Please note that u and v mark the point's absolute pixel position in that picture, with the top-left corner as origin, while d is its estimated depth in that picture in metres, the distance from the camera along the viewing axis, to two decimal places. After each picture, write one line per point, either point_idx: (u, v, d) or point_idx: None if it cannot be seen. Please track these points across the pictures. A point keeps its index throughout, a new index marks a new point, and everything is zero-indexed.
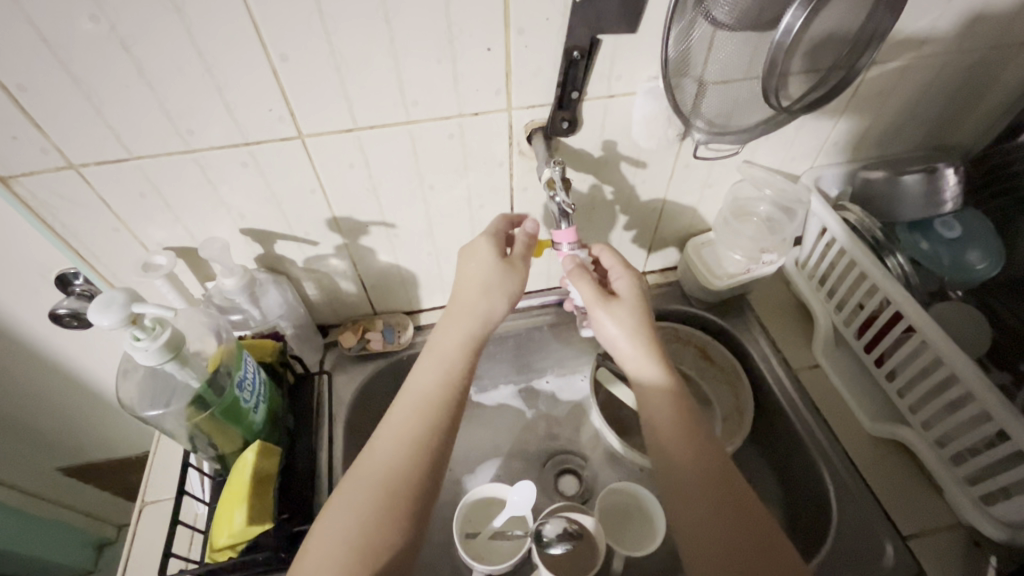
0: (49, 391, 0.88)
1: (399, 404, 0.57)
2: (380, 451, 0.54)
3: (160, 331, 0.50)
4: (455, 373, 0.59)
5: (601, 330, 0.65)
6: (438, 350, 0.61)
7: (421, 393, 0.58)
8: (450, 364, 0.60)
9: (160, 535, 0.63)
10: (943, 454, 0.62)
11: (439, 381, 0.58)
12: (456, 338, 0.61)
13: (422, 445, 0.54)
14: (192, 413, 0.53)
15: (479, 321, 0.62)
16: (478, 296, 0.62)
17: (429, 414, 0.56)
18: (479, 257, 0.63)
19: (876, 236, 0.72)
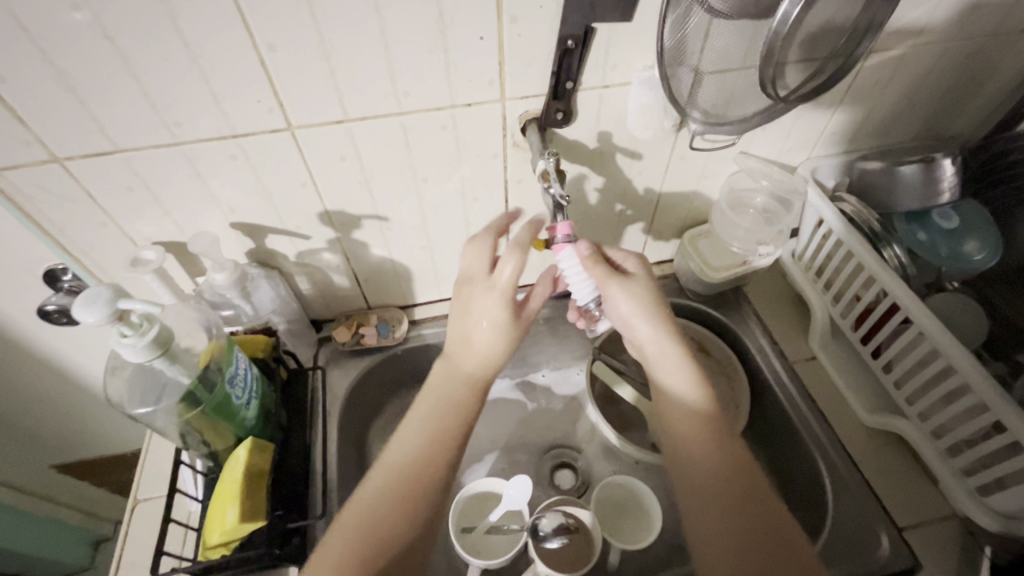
0: (40, 388, 0.87)
1: (405, 437, 0.58)
2: (380, 484, 0.54)
3: (148, 328, 0.49)
4: (456, 408, 0.60)
5: (616, 310, 0.64)
6: (437, 386, 0.61)
7: (429, 428, 0.58)
8: (452, 404, 0.60)
9: (153, 533, 0.62)
10: (939, 445, 0.62)
11: (444, 418, 0.59)
12: (457, 379, 0.61)
13: (423, 484, 0.55)
14: (183, 409, 0.53)
15: (483, 366, 0.62)
16: (489, 344, 0.61)
17: (435, 451, 0.57)
18: (489, 313, 0.61)
19: (874, 227, 0.71)
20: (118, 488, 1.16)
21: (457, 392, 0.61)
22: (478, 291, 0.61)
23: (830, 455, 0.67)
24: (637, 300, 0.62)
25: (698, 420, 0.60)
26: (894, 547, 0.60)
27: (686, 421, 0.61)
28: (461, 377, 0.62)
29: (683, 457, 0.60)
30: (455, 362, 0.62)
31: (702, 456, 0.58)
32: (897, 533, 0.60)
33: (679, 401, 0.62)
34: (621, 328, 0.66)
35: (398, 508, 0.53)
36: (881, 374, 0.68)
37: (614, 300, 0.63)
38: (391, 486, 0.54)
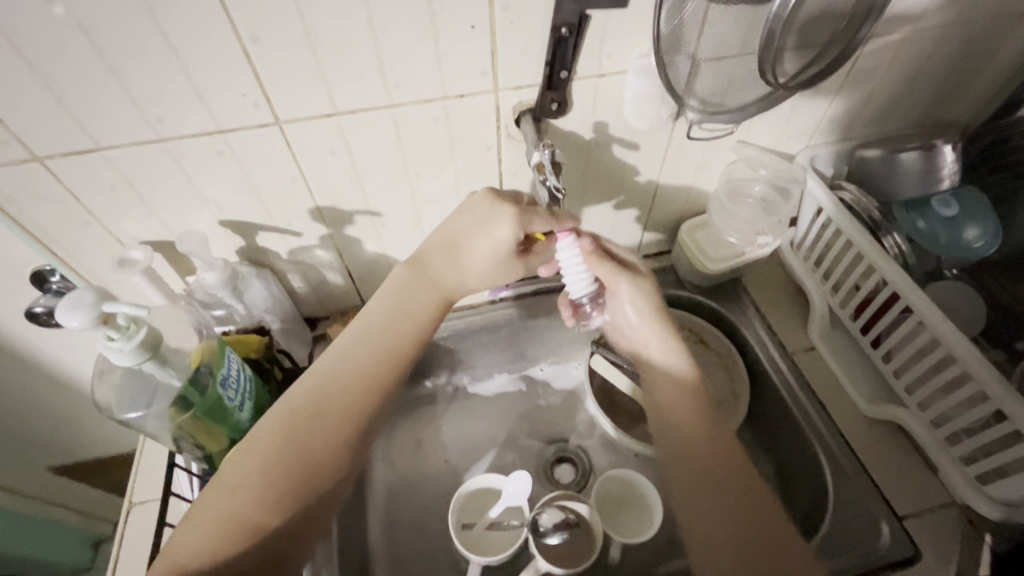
0: (33, 391, 0.86)
1: (351, 350, 0.59)
2: (321, 394, 0.56)
3: (135, 331, 0.48)
4: (416, 326, 0.62)
5: (619, 308, 0.67)
6: (392, 302, 0.61)
7: (373, 345, 0.60)
8: (414, 325, 0.62)
9: (150, 536, 0.62)
10: (939, 434, 0.61)
11: (388, 337, 0.60)
12: (427, 293, 0.63)
13: (359, 403, 0.57)
14: (175, 413, 0.52)
15: (457, 285, 0.63)
16: (478, 256, 0.61)
17: (377, 371, 0.59)
18: (498, 233, 0.59)
19: (874, 216, 0.70)
20: (118, 489, 1.16)
21: (424, 310, 0.62)
22: (495, 209, 0.59)
23: (824, 445, 0.67)
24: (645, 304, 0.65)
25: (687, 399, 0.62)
26: (895, 537, 0.59)
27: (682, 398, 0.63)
28: (435, 291, 0.63)
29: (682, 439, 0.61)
30: (425, 269, 0.62)
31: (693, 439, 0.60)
32: (898, 523, 0.60)
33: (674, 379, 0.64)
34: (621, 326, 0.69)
35: (334, 423, 0.55)
36: (880, 363, 0.68)
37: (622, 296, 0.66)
38: (330, 400, 0.56)
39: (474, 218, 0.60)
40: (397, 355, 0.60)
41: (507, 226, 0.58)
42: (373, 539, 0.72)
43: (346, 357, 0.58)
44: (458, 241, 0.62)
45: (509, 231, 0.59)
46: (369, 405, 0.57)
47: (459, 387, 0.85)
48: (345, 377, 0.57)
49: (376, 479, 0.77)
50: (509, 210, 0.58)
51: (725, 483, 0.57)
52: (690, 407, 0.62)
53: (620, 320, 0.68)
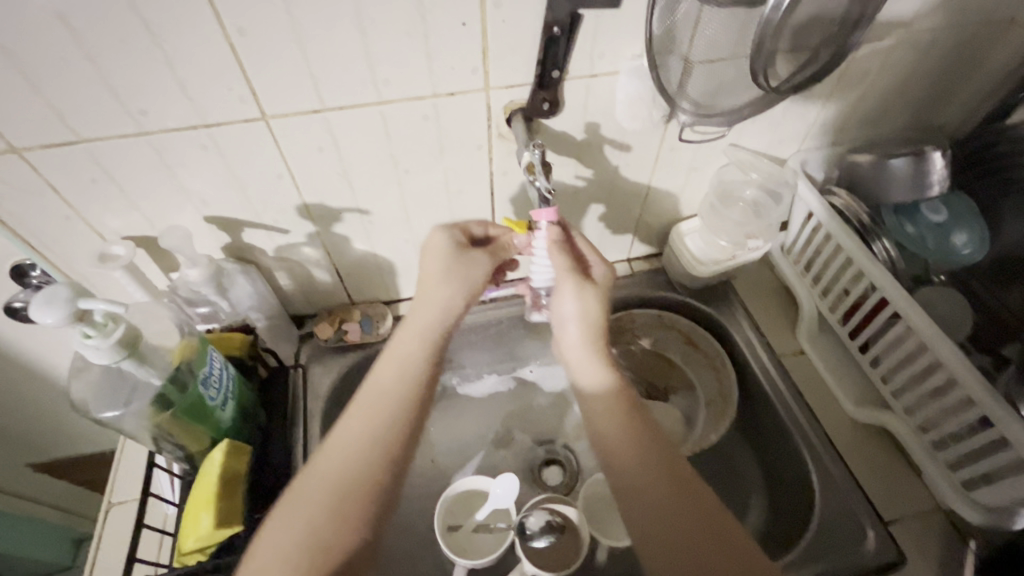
0: (11, 387, 0.84)
1: (360, 411, 0.51)
2: (332, 463, 0.49)
3: (113, 328, 0.46)
4: (412, 357, 0.55)
5: (558, 307, 0.62)
6: (390, 357, 0.56)
7: (384, 400, 0.52)
8: (407, 361, 0.55)
9: (128, 538, 0.60)
10: (925, 439, 0.62)
11: (398, 389, 0.53)
12: (414, 330, 0.57)
13: (379, 463, 0.49)
14: (155, 412, 0.50)
15: (440, 317, 0.58)
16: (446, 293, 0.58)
17: (389, 425, 0.51)
18: (471, 272, 0.60)
19: (863, 221, 0.69)
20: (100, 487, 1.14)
21: (413, 346, 0.56)
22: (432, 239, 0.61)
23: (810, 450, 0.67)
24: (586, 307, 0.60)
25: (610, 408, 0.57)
26: (880, 540, 0.60)
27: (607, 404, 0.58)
28: (418, 335, 0.57)
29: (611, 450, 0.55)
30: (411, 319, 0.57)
31: (625, 451, 0.54)
32: (884, 527, 0.61)
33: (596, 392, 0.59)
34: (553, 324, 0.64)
35: (349, 489, 0.47)
36: (868, 369, 0.68)
37: (562, 296, 0.61)
38: (340, 467, 0.48)
39: (442, 265, 0.59)
40: (409, 401, 0.53)
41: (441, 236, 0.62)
42: None
43: (356, 418, 0.51)
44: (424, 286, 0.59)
45: (446, 239, 0.61)
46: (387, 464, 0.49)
47: (448, 388, 0.84)
48: (357, 442, 0.50)
49: None
50: (484, 255, 0.61)
51: (657, 486, 0.51)
52: (617, 412, 0.57)
53: (556, 318, 0.63)
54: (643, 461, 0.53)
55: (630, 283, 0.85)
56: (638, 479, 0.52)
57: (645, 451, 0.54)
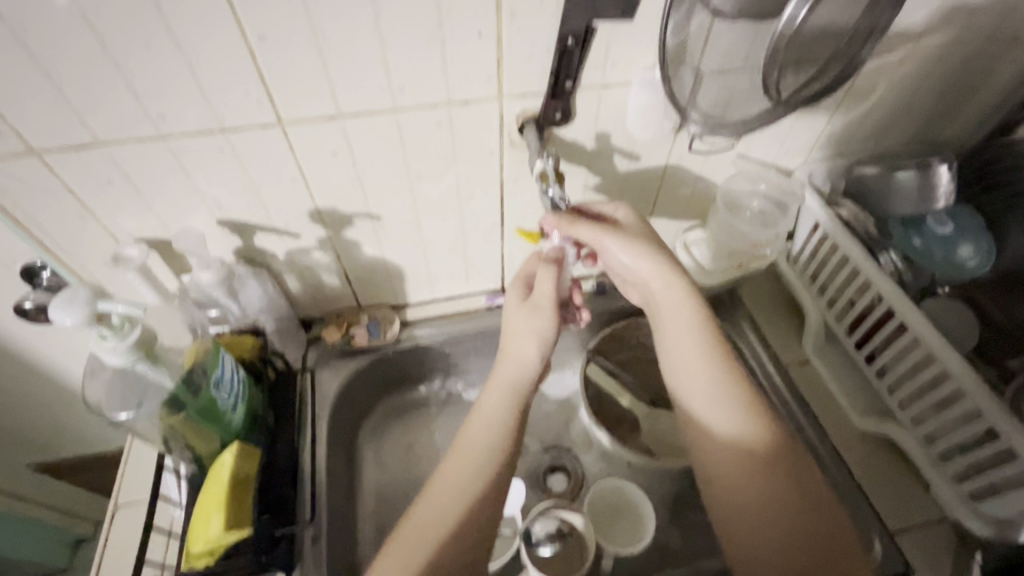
0: (16, 387, 0.84)
1: (452, 469, 0.55)
2: (430, 517, 0.52)
3: (129, 329, 0.47)
4: (503, 415, 0.58)
5: (612, 257, 0.63)
6: (477, 414, 0.59)
7: (475, 457, 0.56)
8: (498, 422, 0.58)
9: (135, 540, 0.60)
10: (931, 451, 0.62)
11: (488, 441, 0.56)
12: (503, 389, 0.60)
13: (471, 513, 0.53)
14: (166, 414, 0.50)
15: (524, 372, 0.61)
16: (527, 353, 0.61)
17: (481, 476, 0.55)
18: (541, 324, 0.62)
19: (870, 232, 0.70)
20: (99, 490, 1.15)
21: (503, 404, 0.59)
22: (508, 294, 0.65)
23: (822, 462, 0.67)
24: (632, 247, 0.61)
25: (741, 457, 0.53)
26: (886, 551, 0.60)
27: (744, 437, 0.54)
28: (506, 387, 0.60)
29: (723, 479, 0.54)
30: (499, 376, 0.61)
31: (759, 480, 0.52)
32: (890, 538, 0.61)
33: (735, 447, 0.54)
34: (619, 270, 0.66)
35: (444, 538, 0.51)
36: (875, 379, 0.68)
37: (611, 252, 0.62)
38: (436, 520, 0.52)
39: (514, 322, 0.63)
40: (498, 457, 0.56)
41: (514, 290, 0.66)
42: (363, 545, 0.72)
43: (449, 475, 0.55)
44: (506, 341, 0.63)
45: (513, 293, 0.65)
46: (480, 513, 0.53)
47: (453, 393, 0.86)
48: (453, 497, 0.54)
49: (366, 483, 0.77)
50: (546, 305, 0.62)
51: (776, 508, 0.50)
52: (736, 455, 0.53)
53: (614, 263, 0.64)
54: (767, 499, 0.51)
55: None
56: (773, 525, 0.50)
57: (790, 499, 0.51)
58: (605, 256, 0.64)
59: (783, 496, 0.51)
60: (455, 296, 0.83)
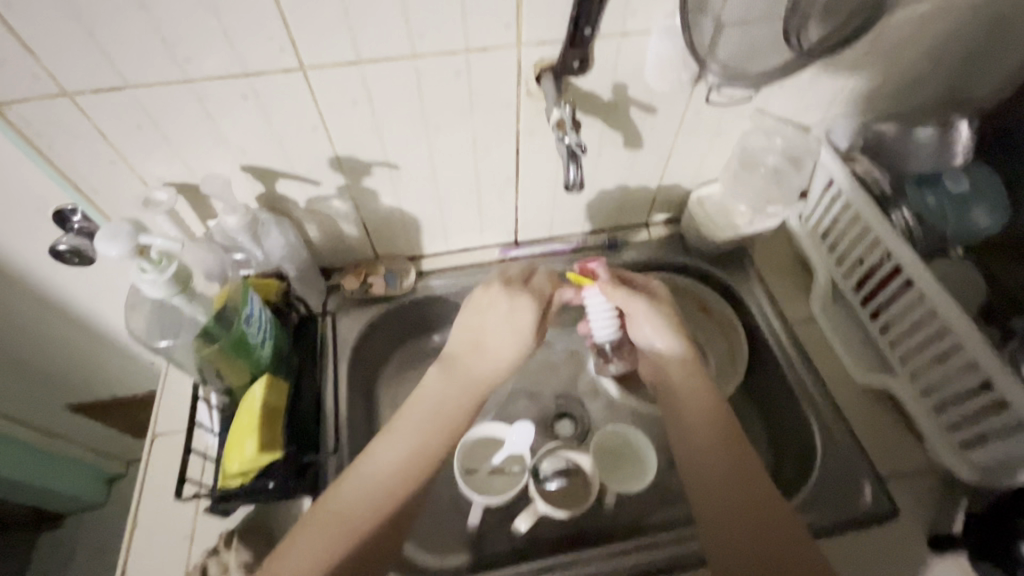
0: (47, 327, 0.90)
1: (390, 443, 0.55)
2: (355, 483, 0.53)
3: (167, 265, 0.49)
4: (442, 404, 0.58)
5: (639, 331, 0.66)
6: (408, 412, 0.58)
7: (411, 439, 0.56)
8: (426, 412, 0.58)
9: (173, 464, 0.66)
10: (926, 403, 0.64)
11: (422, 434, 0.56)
12: (448, 382, 0.60)
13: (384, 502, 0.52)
14: (202, 344, 0.54)
15: (488, 375, 0.61)
16: (503, 350, 0.62)
17: (404, 467, 0.54)
18: (503, 312, 0.64)
19: (883, 191, 0.70)
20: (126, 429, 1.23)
21: (441, 395, 0.59)
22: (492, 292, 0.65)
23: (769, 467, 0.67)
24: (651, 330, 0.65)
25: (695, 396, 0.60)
26: (875, 496, 0.63)
27: (699, 403, 0.60)
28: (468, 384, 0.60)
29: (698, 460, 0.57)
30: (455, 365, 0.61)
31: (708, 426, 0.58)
32: (879, 483, 0.64)
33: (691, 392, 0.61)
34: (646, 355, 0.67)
35: (362, 501, 0.52)
36: (878, 334, 0.70)
37: (639, 320, 0.66)
38: (357, 485, 0.52)
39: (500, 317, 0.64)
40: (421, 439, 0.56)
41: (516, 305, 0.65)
42: None
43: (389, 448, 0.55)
44: (481, 340, 0.63)
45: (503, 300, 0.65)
46: (400, 481, 0.53)
47: None
48: (381, 462, 0.54)
49: (383, 423, 0.81)
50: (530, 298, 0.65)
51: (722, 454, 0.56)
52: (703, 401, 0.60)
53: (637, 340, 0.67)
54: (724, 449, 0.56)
55: (646, 247, 0.87)
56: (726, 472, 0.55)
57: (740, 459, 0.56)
58: (634, 330, 0.67)
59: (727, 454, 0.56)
60: (469, 249, 0.85)
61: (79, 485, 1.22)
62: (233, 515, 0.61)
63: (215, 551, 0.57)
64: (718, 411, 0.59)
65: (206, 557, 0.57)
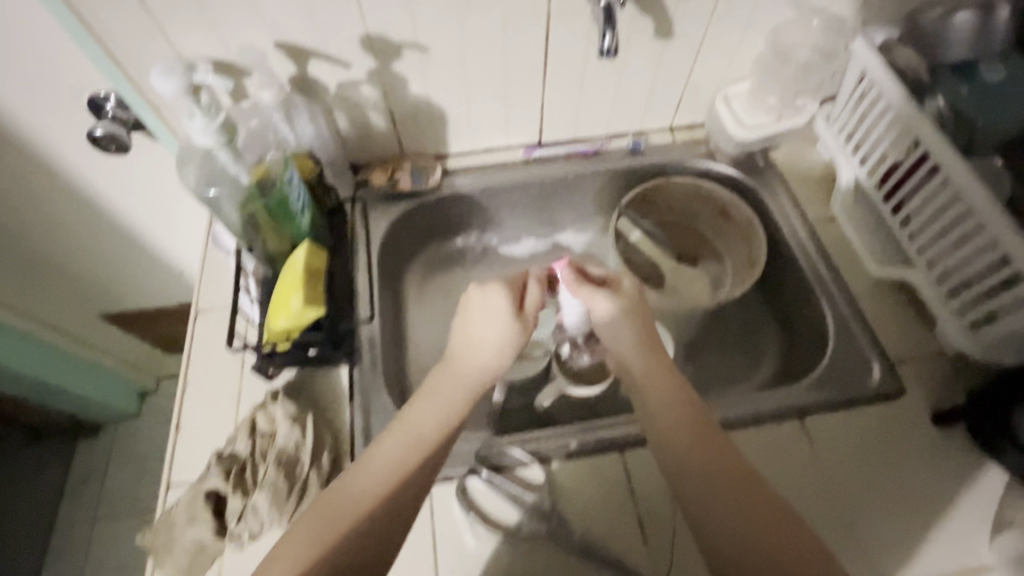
0: (84, 224, 0.93)
1: (378, 450, 0.52)
2: (344, 493, 0.49)
3: (218, 114, 0.52)
4: (434, 415, 0.54)
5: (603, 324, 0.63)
6: (420, 401, 0.55)
7: (417, 427, 0.53)
8: (419, 425, 0.53)
9: (217, 336, 0.70)
10: (941, 289, 0.66)
11: (427, 425, 0.54)
12: (429, 401, 0.55)
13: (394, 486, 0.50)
14: (250, 199, 0.57)
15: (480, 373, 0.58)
16: (490, 353, 0.59)
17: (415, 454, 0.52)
18: (490, 300, 0.60)
19: (920, 78, 0.70)
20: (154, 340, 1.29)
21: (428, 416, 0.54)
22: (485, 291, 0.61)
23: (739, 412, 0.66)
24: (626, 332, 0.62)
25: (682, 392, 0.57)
26: (884, 374, 0.67)
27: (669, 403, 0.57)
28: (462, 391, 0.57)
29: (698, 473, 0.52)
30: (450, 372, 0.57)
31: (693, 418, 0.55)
32: (888, 364, 0.67)
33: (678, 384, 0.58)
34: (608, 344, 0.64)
35: (354, 512, 0.48)
36: (897, 228, 0.71)
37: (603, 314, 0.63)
38: (351, 497, 0.49)
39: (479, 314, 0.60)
40: (414, 452, 0.52)
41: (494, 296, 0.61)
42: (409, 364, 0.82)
43: (379, 453, 0.52)
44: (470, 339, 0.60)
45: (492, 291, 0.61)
46: (402, 491, 0.50)
47: (489, 247, 0.93)
48: (373, 472, 0.51)
49: (411, 316, 0.85)
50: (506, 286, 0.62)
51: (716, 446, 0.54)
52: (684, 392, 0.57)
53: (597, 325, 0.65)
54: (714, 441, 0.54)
55: (672, 151, 0.87)
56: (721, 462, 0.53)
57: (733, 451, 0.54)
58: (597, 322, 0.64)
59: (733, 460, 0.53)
60: (494, 149, 0.86)
61: (118, 398, 1.29)
62: (276, 378, 0.66)
63: (264, 405, 0.62)
64: (694, 405, 0.56)
65: (256, 409, 0.62)
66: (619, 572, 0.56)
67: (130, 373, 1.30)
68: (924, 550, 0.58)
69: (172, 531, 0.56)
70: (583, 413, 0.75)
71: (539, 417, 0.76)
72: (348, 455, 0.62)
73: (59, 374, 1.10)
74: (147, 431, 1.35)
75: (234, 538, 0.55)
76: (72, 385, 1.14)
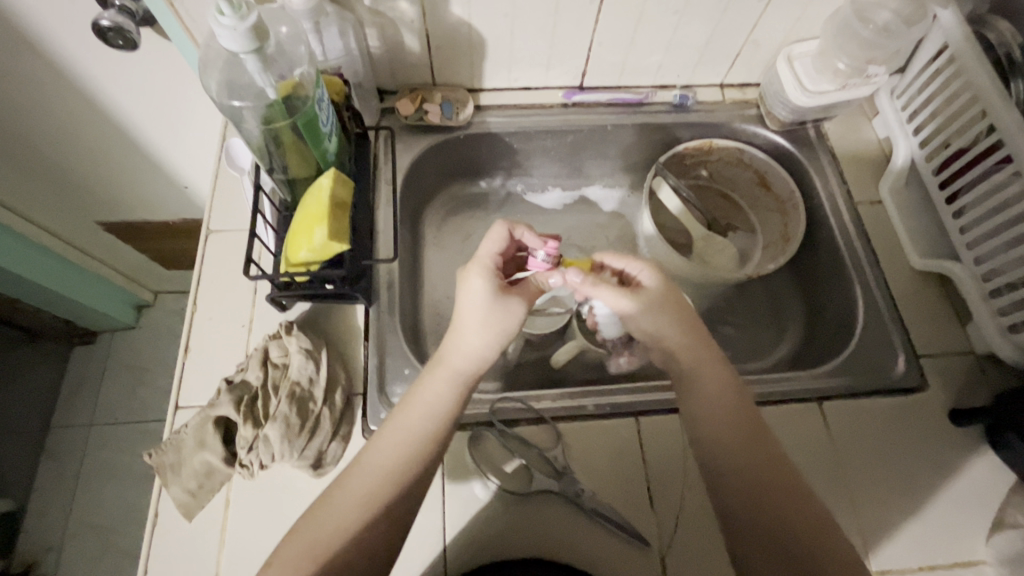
0: (87, 126, 0.88)
1: (374, 451, 0.50)
2: (343, 490, 0.48)
3: (247, 13, 0.46)
4: (429, 425, 0.51)
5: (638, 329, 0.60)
6: (413, 395, 0.53)
7: (407, 427, 0.51)
8: (411, 440, 0.50)
9: (228, 260, 0.67)
10: (984, 287, 0.64)
11: (420, 426, 0.51)
12: (421, 413, 0.52)
13: (388, 488, 0.48)
14: (275, 116, 0.53)
15: (469, 366, 0.54)
16: (483, 344, 0.55)
17: (407, 456, 0.50)
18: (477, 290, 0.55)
19: (1012, 55, 0.63)
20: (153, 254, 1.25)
21: (417, 429, 0.51)
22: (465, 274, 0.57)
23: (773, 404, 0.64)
24: (651, 326, 0.58)
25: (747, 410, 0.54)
26: (908, 368, 0.66)
27: (728, 428, 0.53)
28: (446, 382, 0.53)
29: (756, 508, 0.50)
30: (440, 362, 0.54)
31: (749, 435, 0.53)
32: (913, 357, 0.66)
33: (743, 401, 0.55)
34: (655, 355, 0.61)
35: (351, 520, 0.47)
36: (950, 219, 0.68)
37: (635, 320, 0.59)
38: (350, 495, 0.48)
39: (476, 308, 0.55)
40: (405, 460, 0.49)
41: (471, 276, 0.56)
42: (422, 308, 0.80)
43: (374, 456, 0.50)
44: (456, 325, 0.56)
45: (480, 284, 0.55)
46: (401, 500, 0.48)
47: (513, 194, 0.89)
48: (369, 477, 0.49)
49: (427, 258, 0.82)
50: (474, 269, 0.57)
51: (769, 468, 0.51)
52: (739, 411, 0.54)
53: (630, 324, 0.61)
54: (764, 459, 0.52)
55: (721, 111, 0.81)
56: (767, 484, 0.50)
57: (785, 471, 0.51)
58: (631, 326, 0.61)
59: (787, 501, 0.50)
60: (531, 88, 0.80)
61: (117, 310, 1.27)
62: (291, 310, 0.64)
63: (277, 337, 0.60)
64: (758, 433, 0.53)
65: (268, 340, 0.60)
66: (631, 539, 0.56)
67: (129, 286, 1.27)
68: (927, 543, 0.58)
69: (180, 453, 0.55)
70: (595, 373, 0.75)
71: (552, 373, 0.75)
72: (361, 394, 0.61)
73: (58, 282, 1.07)
74: (146, 343, 1.34)
75: (243, 466, 0.55)
76: (70, 293, 1.11)
